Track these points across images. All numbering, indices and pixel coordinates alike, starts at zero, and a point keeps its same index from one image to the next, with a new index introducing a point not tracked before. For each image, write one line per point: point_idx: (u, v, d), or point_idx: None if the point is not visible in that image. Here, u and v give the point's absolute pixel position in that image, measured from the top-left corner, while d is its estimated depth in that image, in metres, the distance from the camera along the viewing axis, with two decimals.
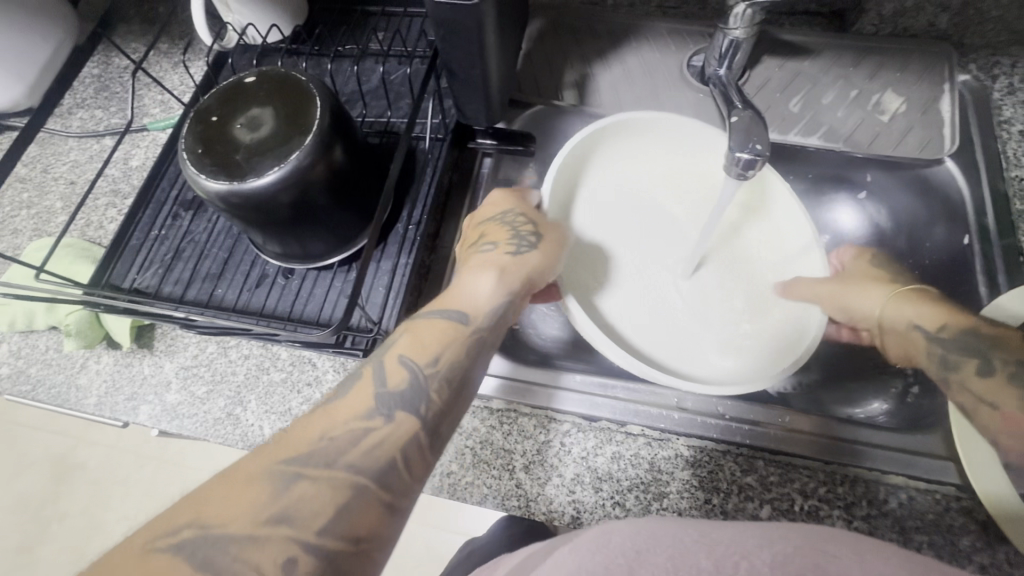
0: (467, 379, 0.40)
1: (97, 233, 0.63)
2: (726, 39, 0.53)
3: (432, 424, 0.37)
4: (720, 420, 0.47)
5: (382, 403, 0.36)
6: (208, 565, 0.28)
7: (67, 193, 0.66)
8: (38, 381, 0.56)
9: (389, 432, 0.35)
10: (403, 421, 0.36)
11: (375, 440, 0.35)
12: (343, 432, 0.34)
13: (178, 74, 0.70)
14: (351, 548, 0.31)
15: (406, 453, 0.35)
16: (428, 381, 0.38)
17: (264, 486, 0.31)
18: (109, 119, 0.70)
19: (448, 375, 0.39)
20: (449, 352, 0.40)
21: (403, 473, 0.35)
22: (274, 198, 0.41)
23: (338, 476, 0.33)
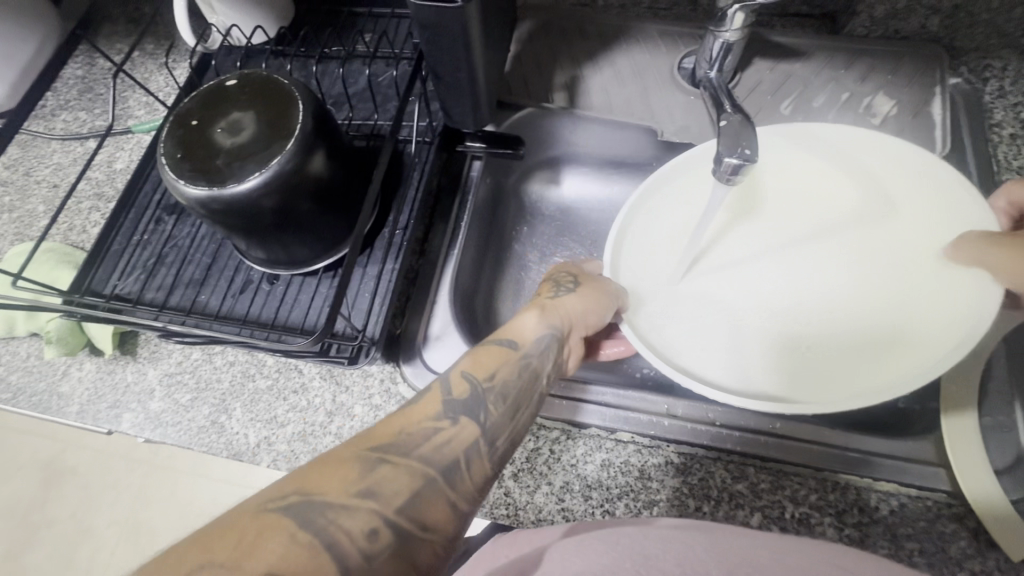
0: (529, 397, 0.39)
1: (80, 238, 0.62)
2: (717, 42, 0.53)
3: (492, 435, 0.36)
4: (710, 427, 0.47)
5: (454, 406, 0.36)
6: (308, 526, 0.28)
7: (49, 196, 0.65)
8: (18, 388, 0.55)
9: (458, 433, 0.35)
10: (472, 425, 0.35)
11: (444, 439, 0.34)
12: (418, 429, 0.34)
13: (163, 75, 0.69)
14: (418, 536, 0.30)
15: (469, 457, 0.34)
16: (495, 392, 0.37)
17: (352, 463, 0.31)
18: (92, 121, 0.69)
19: (507, 390, 0.38)
20: (509, 367, 0.39)
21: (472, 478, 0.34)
22: (255, 203, 0.40)
23: (415, 464, 0.32)
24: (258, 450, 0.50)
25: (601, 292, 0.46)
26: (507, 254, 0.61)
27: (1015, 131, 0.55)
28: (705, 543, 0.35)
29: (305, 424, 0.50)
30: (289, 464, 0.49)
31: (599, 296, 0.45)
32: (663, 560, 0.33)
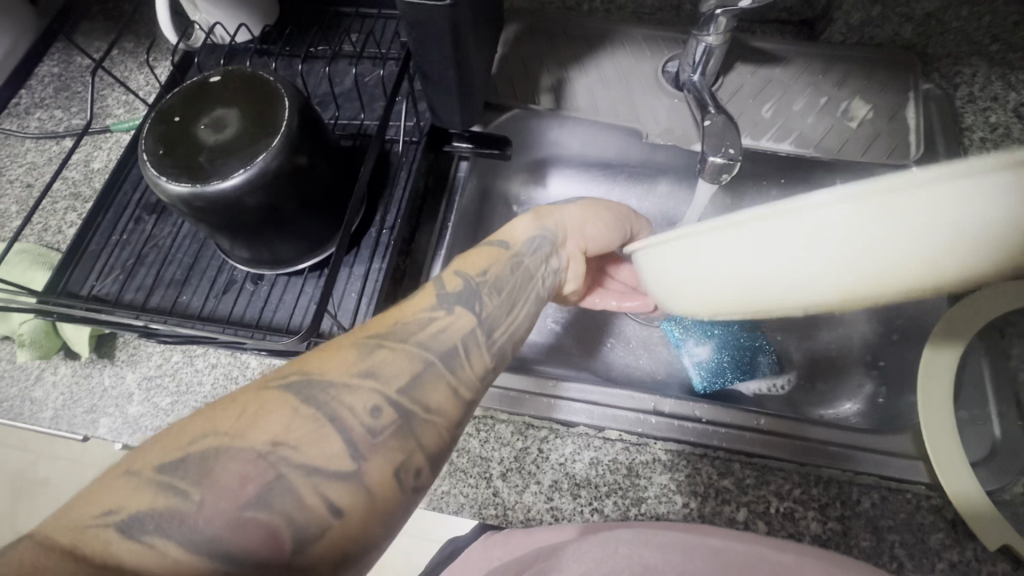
0: (524, 291, 0.42)
1: (55, 238, 0.60)
2: (700, 46, 0.54)
3: (487, 327, 0.39)
4: (697, 424, 0.47)
5: (441, 301, 0.39)
6: (311, 402, 0.31)
7: (23, 196, 0.64)
8: None
9: (448, 322, 0.38)
10: (459, 315, 0.38)
11: (439, 328, 0.37)
12: (413, 319, 0.37)
13: (143, 74, 0.68)
14: (421, 415, 0.33)
15: (465, 343, 0.37)
16: (481, 289, 0.40)
17: (352, 351, 0.34)
18: (69, 119, 0.67)
19: (496, 285, 0.41)
20: (497, 266, 0.42)
21: (469, 368, 0.37)
22: (239, 201, 0.39)
23: (408, 350, 0.35)
24: None
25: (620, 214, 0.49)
26: None
27: (985, 134, 0.57)
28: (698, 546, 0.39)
29: None
30: None
31: (615, 212, 0.48)
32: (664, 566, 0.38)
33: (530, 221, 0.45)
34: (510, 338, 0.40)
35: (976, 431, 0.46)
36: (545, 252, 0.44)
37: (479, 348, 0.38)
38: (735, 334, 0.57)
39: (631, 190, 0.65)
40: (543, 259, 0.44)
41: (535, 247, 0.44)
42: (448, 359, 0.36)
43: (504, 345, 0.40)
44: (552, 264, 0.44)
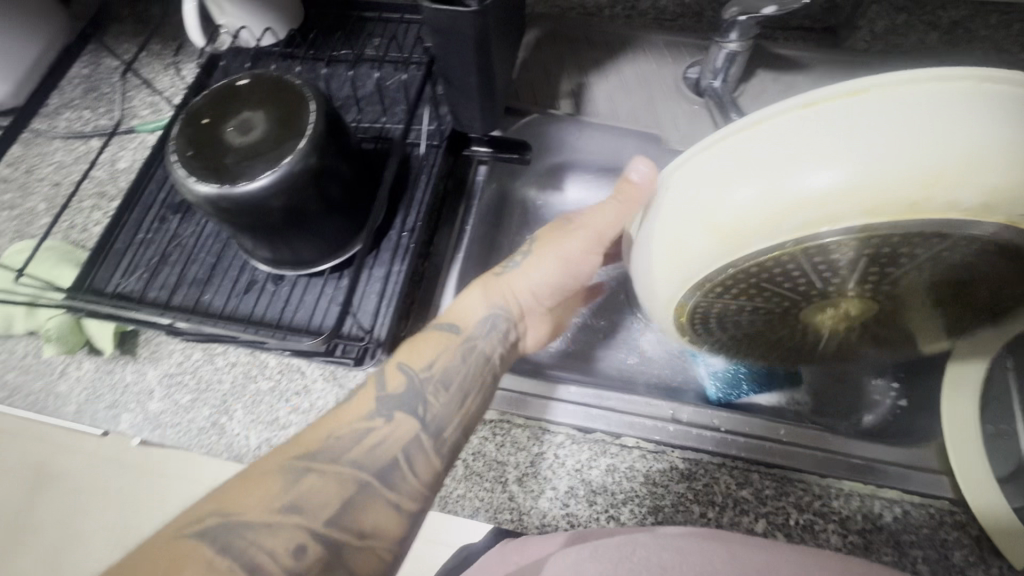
0: (481, 369, 0.45)
1: (81, 236, 0.62)
2: (722, 53, 0.54)
3: (431, 425, 0.41)
4: (715, 433, 0.47)
5: (383, 405, 0.41)
6: (225, 551, 0.33)
7: (51, 194, 0.65)
8: (15, 387, 0.55)
9: (388, 431, 0.40)
10: (404, 420, 0.41)
11: (376, 439, 0.40)
12: (348, 431, 0.39)
13: (170, 76, 0.69)
14: (354, 542, 0.36)
15: (405, 452, 0.40)
16: (425, 385, 0.43)
17: (277, 479, 0.36)
18: (96, 120, 0.68)
19: (440, 378, 0.44)
20: (443, 356, 0.45)
21: (425, 461, 0.40)
22: (265, 202, 0.40)
23: (345, 471, 0.38)
24: (258, 452, 0.49)
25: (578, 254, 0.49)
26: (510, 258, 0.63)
27: None
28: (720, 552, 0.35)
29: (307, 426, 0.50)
30: None
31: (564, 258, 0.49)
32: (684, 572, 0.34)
33: (479, 300, 0.49)
34: (461, 419, 0.42)
35: (1002, 446, 0.45)
36: (495, 326, 0.48)
37: (431, 440, 0.41)
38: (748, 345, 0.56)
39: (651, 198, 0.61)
40: (494, 335, 0.47)
41: (484, 325, 0.47)
42: (391, 468, 0.39)
43: (455, 435, 0.42)
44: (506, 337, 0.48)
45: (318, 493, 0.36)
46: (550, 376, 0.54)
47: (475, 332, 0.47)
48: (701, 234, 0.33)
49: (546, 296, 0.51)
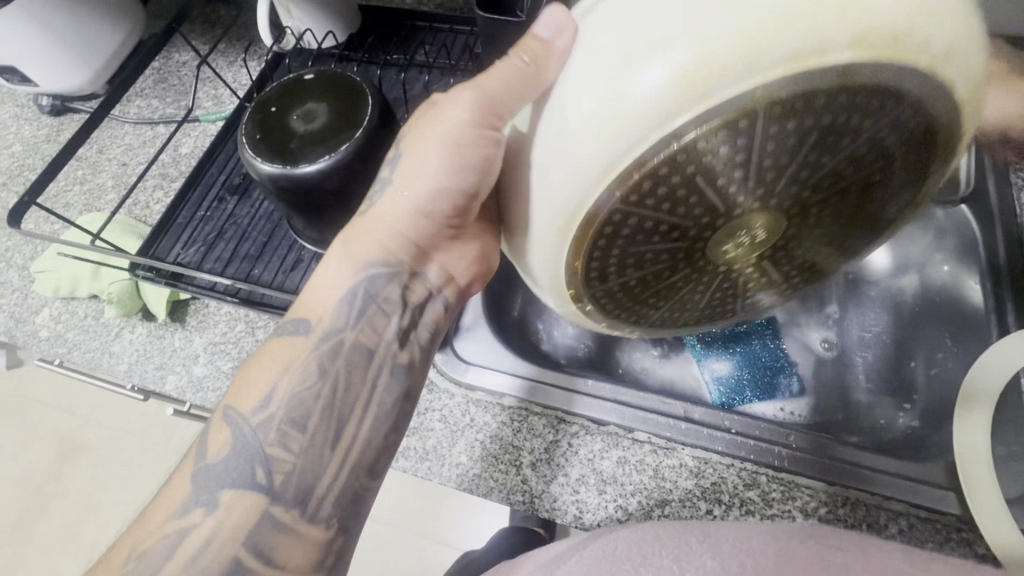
0: (347, 379, 0.42)
1: (143, 212, 0.67)
2: None
3: (276, 490, 0.39)
4: (726, 434, 0.49)
5: (199, 492, 0.39)
6: None
7: (119, 173, 0.71)
8: (74, 344, 0.60)
9: (216, 522, 0.38)
10: (237, 499, 0.39)
11: (196, 537, 0.38)
12: (160, 538, 0.38)
13: (233, 71, 0.75)
14: None
15: (242, 543, 0.38)
16: (263, 436, 0.40)
17: None
18: (165, 108, 0.75)
19: (275, 427, 0.40)
20: (278, 394, 0.41)
21: (293, 539, 0.39)
22: (321, 184, 0.44)
23: None
24: None
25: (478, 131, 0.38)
26: None
27: None
28: (695, 536, 0.37)
29: None
30: None
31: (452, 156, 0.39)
32: (660, 558, 0.35)
33: (350, 267, 0.44)
34: (337, 465, 0.40)
35: (1014, 469, 0.46)
36: (363, 309, 0.43)
37: (287, 511, 0.39)
38: (756, 354, 0.62)
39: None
40: (369, 310, 0.43)
41: (348, 313, 0.43)
42: (240, 572, 0.37)
43: (336, 486, 0.40)
44: (381, 333, 0.43)
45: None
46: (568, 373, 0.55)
47: (333, 324, 0.42)
48: (642, 89, 0.27)
49: (434, 215, 0.43)
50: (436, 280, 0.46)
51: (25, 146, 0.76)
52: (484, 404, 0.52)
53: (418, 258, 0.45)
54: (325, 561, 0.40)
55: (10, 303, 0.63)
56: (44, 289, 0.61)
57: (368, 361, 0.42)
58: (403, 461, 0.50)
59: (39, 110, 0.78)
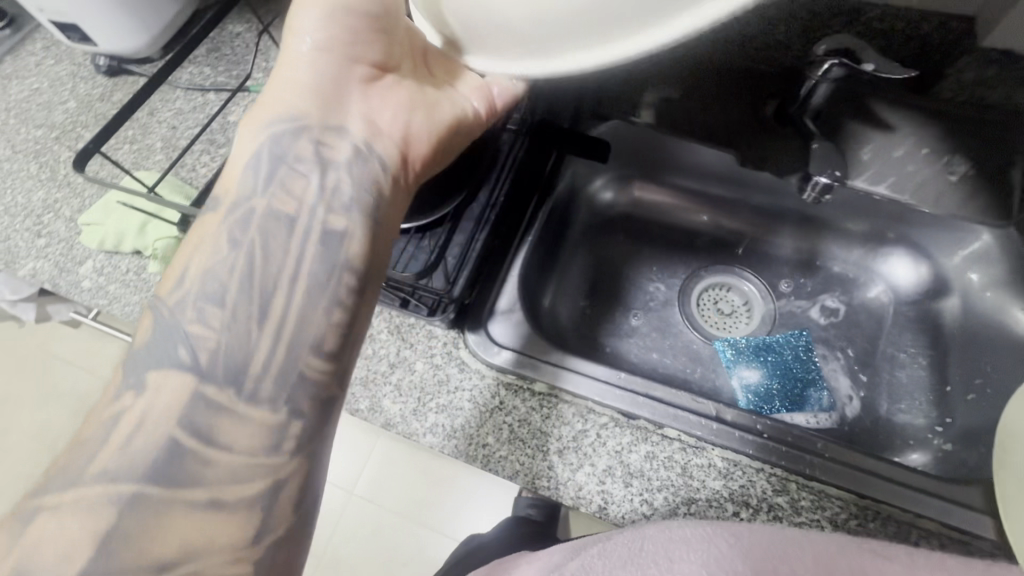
0: (263, 246, 0.39)
1: (190, 174, 0.68)
2: (807, 83, 0.59)
3: (207, 371, 0.36)
4: (758, 437, 0.49)
5: (128, 376, 0.36)
6: None
7: (168, 136, 0.72)
8: (115, 297, 0.61)
9: (146, 406, 0.35)
10: (162, 378, 0.36)
11: (133, 425, 0.34)
12: (99, 424, 0.34)
13: None
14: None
15: (180, 431, 0.35)
16: (186, 316, 0.37)
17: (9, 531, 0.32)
18: (216, 76, 0.76)
19: (196, 289, 0.38)
20: (200, 255, 0.39)
21: (235, 423, 0.36)
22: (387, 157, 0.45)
23: (90, 490, 0.33)
24: None
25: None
26: (577, 263, 0.69)
27: None
28: (727, 539, 0.36)
29: (368, 371, 0.53)
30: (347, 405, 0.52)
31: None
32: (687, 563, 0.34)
33: (253, 131, 0.42)
34: (275, 338, 0.38)
35: None
36: (274, 174, 0.41)
37: (220, 390, 0.36)
38: (786, 365, 0.62)
39: (720, 229, 0.71)
40: (283, 173, 0.42)
41: (256, 177, 0.41)
42: (175, 454, 0.34)
43: (278, 361, 0.38)
44: (308, 194, 0.41)
45: (56, 539, 0.31)
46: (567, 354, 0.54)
47: (245, 192, 0.41)
48: None
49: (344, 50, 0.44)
50: (358, 134, 0.44)
51: (78, 103, 0.77)
52: (516, 387, 0.52)
53: (336, 109, 0.44)
54: (279, 445, 0.36)
55: (55, 253, 0.65)
56: (90, 241, 0.63)
57: (289, 230, 0.40)
58: (430, 437, 0.50)
59: (94, 70, 0.80)
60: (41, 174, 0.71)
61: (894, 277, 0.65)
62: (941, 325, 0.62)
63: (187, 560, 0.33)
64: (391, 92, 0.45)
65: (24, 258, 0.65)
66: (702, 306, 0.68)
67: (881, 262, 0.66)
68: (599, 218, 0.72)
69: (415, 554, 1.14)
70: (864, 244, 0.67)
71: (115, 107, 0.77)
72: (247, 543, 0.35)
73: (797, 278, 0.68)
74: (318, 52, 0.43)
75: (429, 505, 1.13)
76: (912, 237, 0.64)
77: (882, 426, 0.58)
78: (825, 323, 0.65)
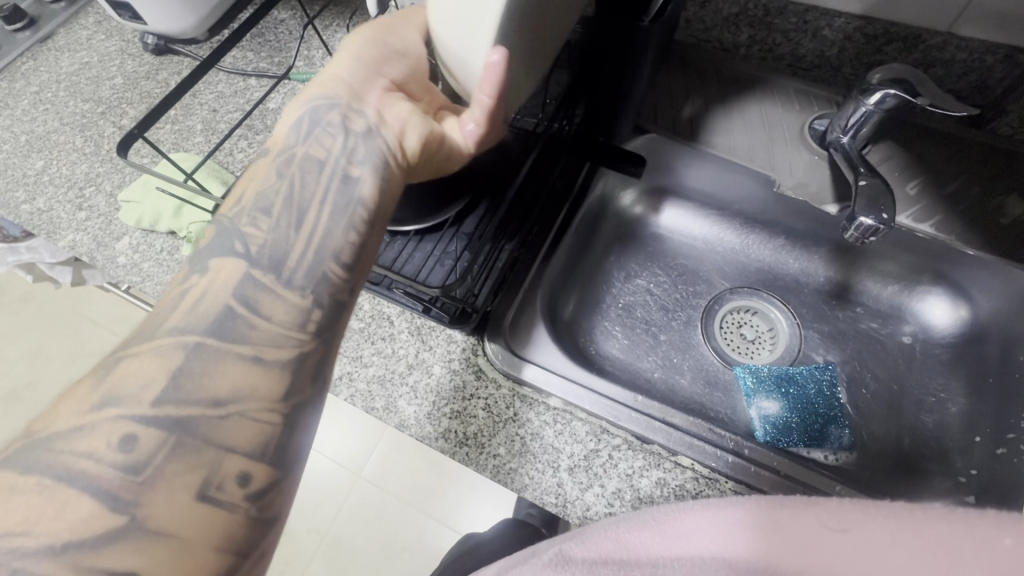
0: (302, 179, 0.42)
1: (227, 158, 0.69)
2: (858, 111, 0.58)
3: (257, 260, 0.39)
4: (773, 475, 0.49)
5: (196, 265, 0.39)
6: (39, 468, 0.31)
7: (209, 118, 0.73)
8: (148, 275, 0.62)
9: (208, 283, 0.38)
10: (223, 263, 0.39)
11: (198, 294, 0.38)
12: (167, 299, 0.38)
13: (329, 35, 0.77)
14: (211, 417, 0.35)
15: (235, 296, 0.38)
16: (239, 221, 0.40)
17: (88, 386, 0.34)
18: (258, 62, 0.77)
19: (250, 208, 0.41)
20: (251, 188, 0.42)
21: (274, 300, 0.39)
22: None
23: (164, 341, 0.36)
24: (338, 382, 0.53)
25: (387, 26, 0.47)
26: (601, 275, 0.68)
27: None
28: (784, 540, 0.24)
29: (387, 370, 0.53)
30: (364, 403, 0.52)
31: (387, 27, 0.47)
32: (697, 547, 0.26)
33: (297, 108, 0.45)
34: (305, 242, 0.40)
35: None
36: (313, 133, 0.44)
37: (266, 275, 0.39)
38: (808, 399, 0.59)
39: (748, 255, 0.70)
40: (317, 132, 0.43)
41: (298, 134, 0.44)
42: (230, 318, 0.37)
43: (306, 262, 0.40)
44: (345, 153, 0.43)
45: (135, 375, 0.35)
46: (568, 364, 0.55)
47: (287, 143, 0.43)
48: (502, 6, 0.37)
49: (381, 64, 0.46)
50: (372, 119, 0.44)
51: (125, 80, 0.79)
52: (530, 400, 0.52)
53: (356, 96, 0.45)
54: (305, 324, 0.39)
55: (94, 227, 0.67)
56: (128, 219, 0.64)
57: (320, 170, 0.42)
58: (441, 442, 0.50)
59: (142, 48, 0.81)
60: (86, 147, 0.73)
61: (930, 318, 0.63)
62: (977, 370, 0.59)
63: (234, 400, 0.35)
64: (401, 100, 0.46)
65: (65, 229, 0.67)
66: (728, 329, 0.67)
67: (917, 299, 0.64)
68: (626, 232, 0.71)
69: (416, 539, 1.15)
70: (900, 281, 0.65)
71: (160, 85, 0.78)
72: (281, 395, 0.37)
73: (828, 308, 0.67)
74: (356, 58, 0.46)
75: (430, 495, 1.15)
76: (952, 278, 0.62)
77: (904, 469, 0.57)
78: (853, 357, 0.63)
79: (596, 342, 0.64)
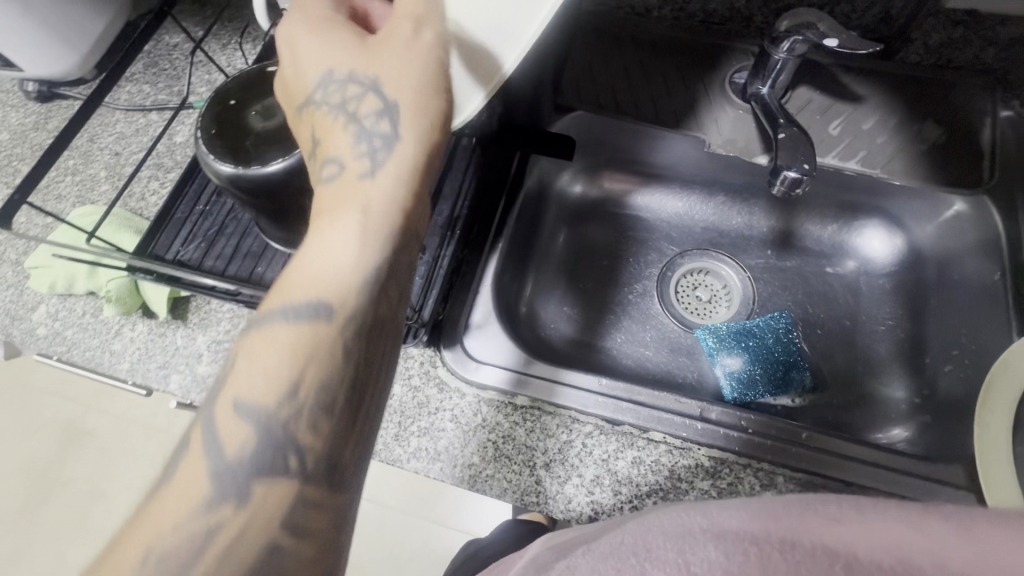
0: (368, 357, 0.35)
1: (139, 204, 0.65)
2: (773, 61, 0.58)
3: (309, 468, 0.33)
4: (743, 434, 0.49)
5: (221, 484, 0.32)
6: None
7: (112, 163, 0.68)
8: (74, 342, 0.58)
9: (247, 517, 0.31)
10: (265, 488, 0.32)
11: (231, 531, 0.31)
12: (179, 533, 0.31)
13: (229, 54, 0.73)
14: None
15: (283, 520, 0.32)
16: (287, 429, 0.33)
17: None
18: (156, 94, 0.72)
19: (307, 401, 0.33)
20: (306, 368, 0.34)
21: (322, 515, 0.33)
22: (284, 184, 0.43)
23: None
24: None
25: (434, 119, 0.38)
26: (549, 260, 0.67)
27: None
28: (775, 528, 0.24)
29: None
30: None
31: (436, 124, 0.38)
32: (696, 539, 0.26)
33: (342, 244, 0.35)
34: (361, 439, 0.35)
35: None
36: (374, 286, 0.36)
37: (315, 491, 0.33)
38: (767, 348, 0.61)
39: (693, 219, 0.70)
40: (381, 282, 0.36)
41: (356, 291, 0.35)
42: (274, 555, 0.31)
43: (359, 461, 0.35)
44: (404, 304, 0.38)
45: None
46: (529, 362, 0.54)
47: (348, 306, 0.35)
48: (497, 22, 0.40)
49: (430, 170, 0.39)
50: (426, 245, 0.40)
51: (12, 135, 0.72)
52: (496, 403, 0.51)
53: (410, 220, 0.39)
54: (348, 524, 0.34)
55: (4, 301, 0.61)
56: (38, 286, 0.59)
57: (382, 338, 0.36)
58: (413, 462, 0.49)
59: (24, 96, 0.75)
60: None
61: (869, 250, 0.65)
62: (918, 293, 0.62)
63: None
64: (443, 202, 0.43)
65: None
66: (684, 294, 0.67)
67: (856, 235, 0.66)
68: (571, 213, 0.70)
69: (419, 548, 1.14)
70: (840, 220, 0.66)
71: (52, 135, 0.72)
72: None
73: (775, 257, 0.68)
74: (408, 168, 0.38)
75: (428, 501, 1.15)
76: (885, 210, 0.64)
77: (866, 401, 0.59)
78: (805, 300, 0.65)
79: (556, 329, 0.64)
